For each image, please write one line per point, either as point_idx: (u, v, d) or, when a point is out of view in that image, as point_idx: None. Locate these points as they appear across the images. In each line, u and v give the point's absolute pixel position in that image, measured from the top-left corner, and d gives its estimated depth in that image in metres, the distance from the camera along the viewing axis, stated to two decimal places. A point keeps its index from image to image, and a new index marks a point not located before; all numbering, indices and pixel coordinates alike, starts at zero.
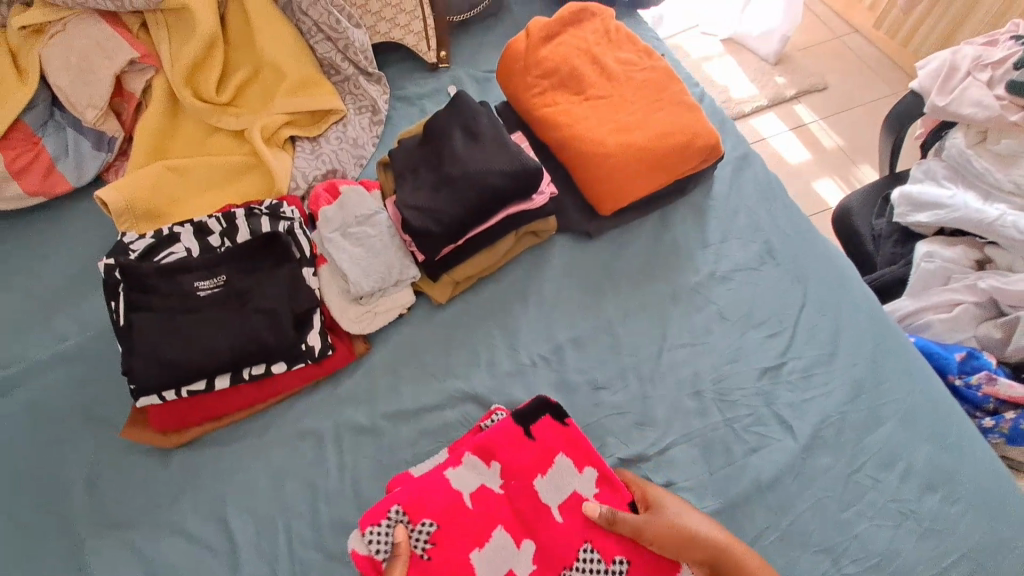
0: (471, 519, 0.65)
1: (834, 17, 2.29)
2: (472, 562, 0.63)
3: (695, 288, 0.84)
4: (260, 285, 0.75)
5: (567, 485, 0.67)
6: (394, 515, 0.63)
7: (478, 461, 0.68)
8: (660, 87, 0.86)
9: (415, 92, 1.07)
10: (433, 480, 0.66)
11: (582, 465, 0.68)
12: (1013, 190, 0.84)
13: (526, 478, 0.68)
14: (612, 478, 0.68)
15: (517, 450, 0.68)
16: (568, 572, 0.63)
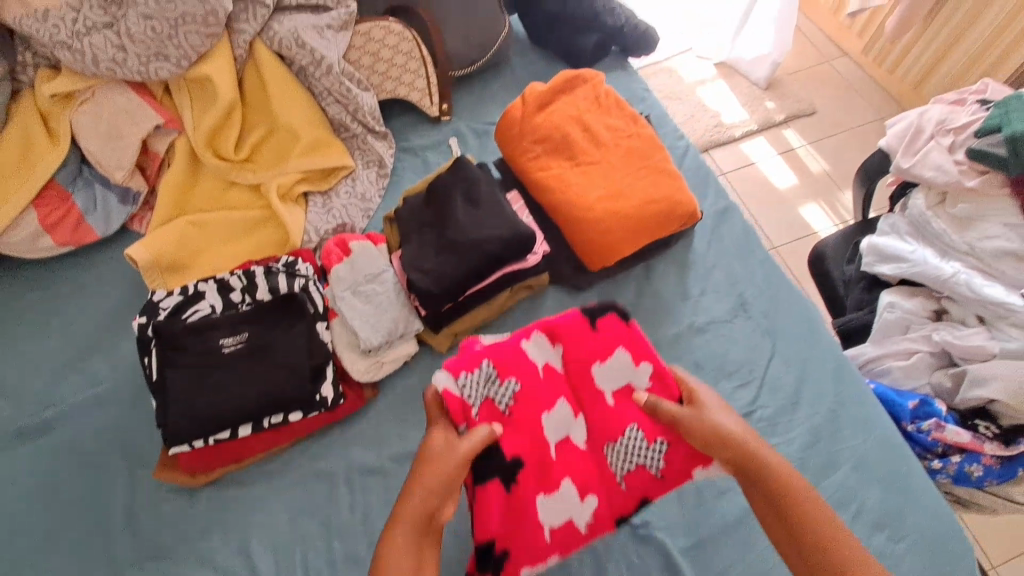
0: (542, 387, 0.76)
1: (824, 40, 2.32)
2: (544, 420, 0.75)
3: (674, 339, 0.92)
4: (278, 341, 0.83)
5: (622, 377, 0.78)
6: (485, 368, 0.74)
7: (545, 340, 0.79)
8: (645, 154, 0.94)
9: (419, 144, 1.15)
10: (513, 346, 0.77)
11: (639, 359, 0.78)
12: (967, 251, 0.92)
13: (586, 363, 0.78)
14: (666, 376, 0.77)
15: (582, 341, 0.79)
16: (614, 442, 0.76)
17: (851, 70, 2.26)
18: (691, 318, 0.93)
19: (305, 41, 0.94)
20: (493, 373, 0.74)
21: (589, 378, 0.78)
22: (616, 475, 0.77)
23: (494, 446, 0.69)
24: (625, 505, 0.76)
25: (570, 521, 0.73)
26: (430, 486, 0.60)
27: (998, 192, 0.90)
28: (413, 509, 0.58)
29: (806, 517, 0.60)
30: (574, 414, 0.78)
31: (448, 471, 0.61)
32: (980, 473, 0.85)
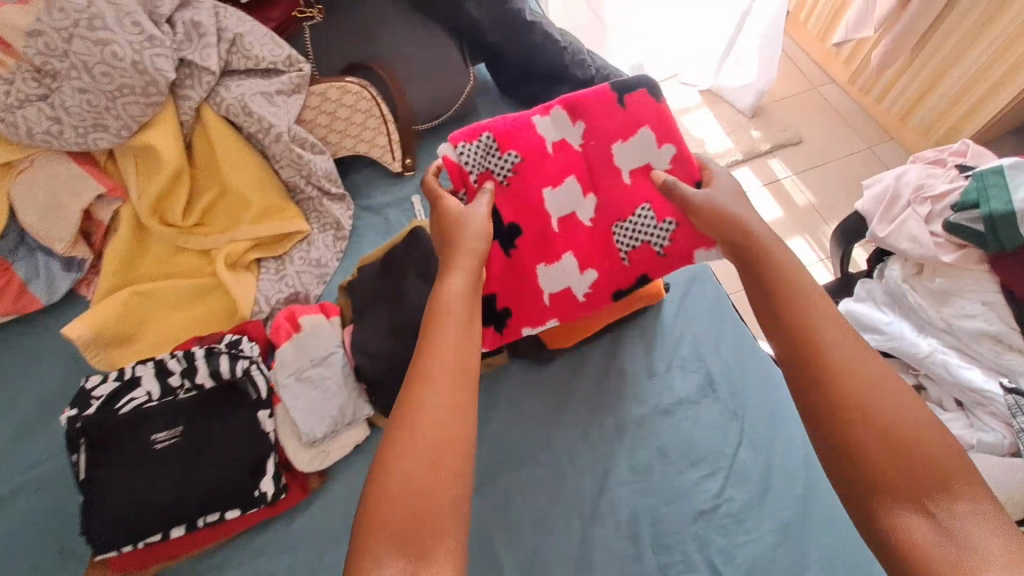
0: (550, 157, 0.82)
1: (811, 65, 2.28)
2: (546, 192, 0.82)
3: (639, 421, 0.88)
4: (217, 435, 0.81)
5: (642, 156, 0.82)
6: (485, 140, 0.79)
7: (564, 116, 0.82)
8: None
9: (381, 202, 1.10)
10: (522, 122, 0.81)
11: (662, 142, 0.82)
12: (944, 328, 0.88)
13: (604, 139, 0.82)
14: (685, 157, 0.81)
15: (605, 111, 0.82)
16: (627, 220, 0.83)
17: (838, 97, 2.21)
18: (658, 399, 0.89)
19: (252, 108, 0.90)
20: (496, 147, 0.79)
21: (613, 133, 0.82)
22: (620, 250, 0.85)
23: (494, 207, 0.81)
24: (624, 279, 0.86)
25: (568, 289, 0.86)
26: (467, 257, 0.68)
27: (974, 268, 0.87)
28: (450, 321, 0.61)
29: (813, 321, 0.60)
30: (584, 195, 0.84)
31: (469, 283, 0.66)
32: None
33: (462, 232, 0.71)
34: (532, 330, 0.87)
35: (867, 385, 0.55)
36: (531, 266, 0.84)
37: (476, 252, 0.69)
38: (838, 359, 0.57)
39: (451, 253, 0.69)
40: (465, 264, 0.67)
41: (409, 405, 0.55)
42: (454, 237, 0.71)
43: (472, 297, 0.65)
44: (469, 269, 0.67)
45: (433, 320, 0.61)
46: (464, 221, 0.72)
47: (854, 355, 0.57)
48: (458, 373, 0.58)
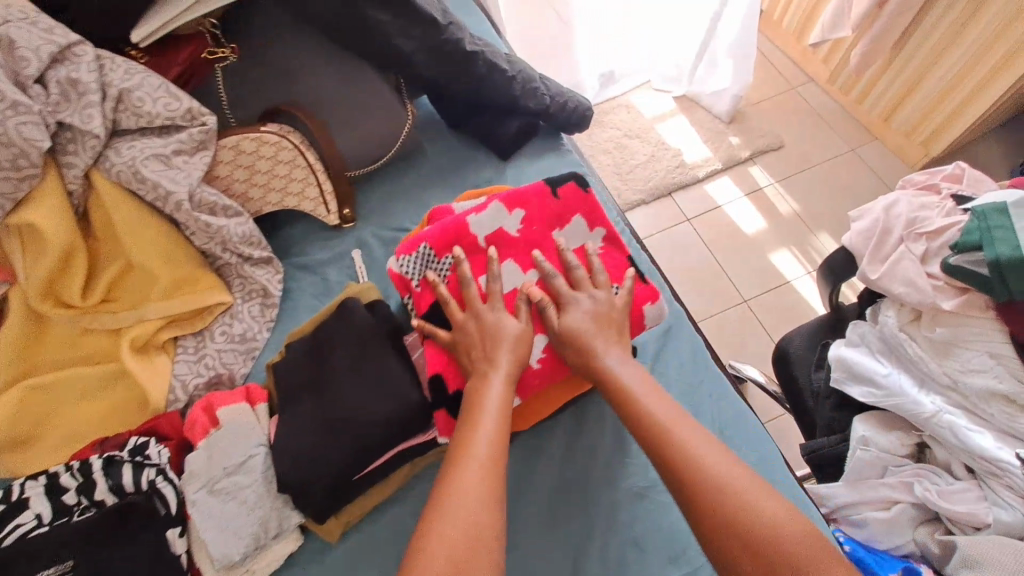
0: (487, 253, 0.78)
1: (789, 65, 2.17)
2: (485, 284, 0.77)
3: (612, 509, 0.77)
4: (114, 565, 0.68)
5: (578, 239, 0.80)
6: (423, 251, 0.76)
7: (504, 208, 0.77)
8: None
9: (317, 259, 0.98)
10: (454, 225, 0.77)
11: (594, 226, 0.81)
12: (949, 384, 0.78)
13: (544, 227, 0.79)
14: (617, 239, 0.81)
15: (543, 205, 0.79)
16: None
17: (818, 97, 2.11)
18: (634, 480, 0.78)
19: (145, 175, 0.78)
20: (432, 254, 0.76)
21: (546, 221, 0.79)
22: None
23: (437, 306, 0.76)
24: None
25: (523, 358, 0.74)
26: (505, 353, 0.69)
27: (981, 315, 0.77)
28: (489, 413, 0.64)
29: (657, 425, 0.62)
30: (526, 271, 0.77)
31: (507, 382, 0.67)
32: None
33: (495, 329, 0.70)
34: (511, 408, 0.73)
35: (717, 481, 0.57)
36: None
37: (519, 346, 0.70)
38: (677, 452, 0.60)
39: (484, 346, 0.70)
40: (504, 368, 0.68)
41: (446, 492, 0.57)
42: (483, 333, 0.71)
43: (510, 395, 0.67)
44: (508, 369, 0.68)
45: (472, 416, 0.64)
46: (502, 319, 0.71)
47: (696, 446, 0.60)
48: (493, 474, 0.59)
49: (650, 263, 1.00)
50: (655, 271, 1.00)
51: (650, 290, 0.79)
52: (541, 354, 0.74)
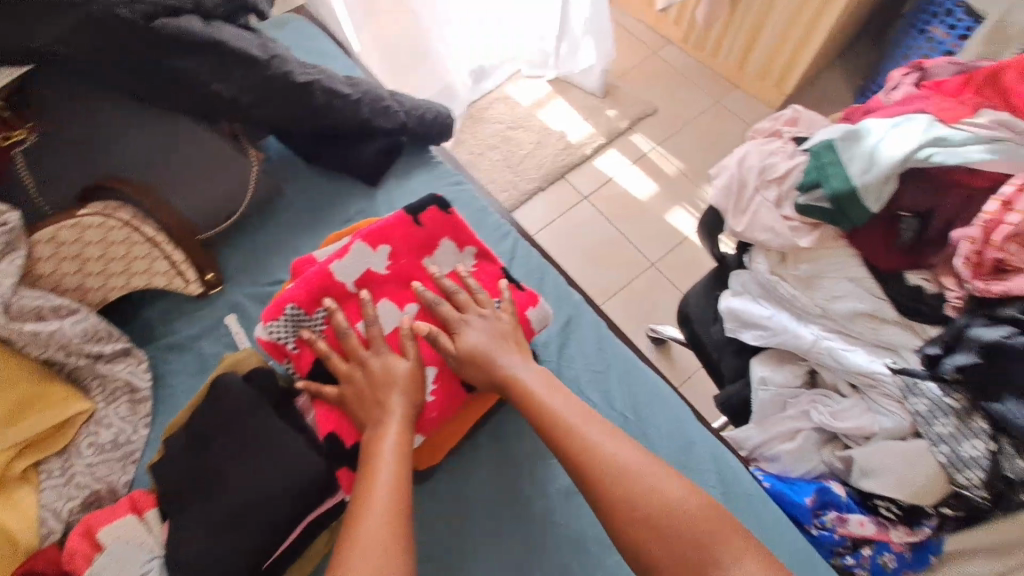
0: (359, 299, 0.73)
1: (646, 31, 2.25)
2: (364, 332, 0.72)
3: (546, 516, 0.76)
4: None
5: (451, 261, 0.78)
6: (291, 313, 0.69)
7: (367, 247, 0.73)
8: None
9: (189, 335, 0.90)
10: (318, 277, 0.71)
11: (463, 245, 0.78)
12: (822, 315, 0.83)
13: (413, 258, 0.76)
14: (488, 252, 0.80)
15: (407, 236, 0.75)
16: None
17: (679, 57, 2.20)
18: (560, 481, 0.78)
19: None
20: (301, 313, 0.70)
21: (415, 251, 0.76)
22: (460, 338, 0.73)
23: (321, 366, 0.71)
24: None
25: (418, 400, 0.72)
26: (393, 392, 0.66)
27: (835, 245, 0.82)
28: (387, 458, 0.61)
29: (561, 431, 0.63)
30: (404, 307, 0.74)
31: (405, 421, 0.65)
32: (895, 563, 0.75)
33: (381, 369, 0.67)
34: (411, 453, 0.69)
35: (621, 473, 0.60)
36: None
37: (410, 383, 0.67)
38: (584, 459, 0.61)
39: (368, 390, 0.66)
40: (396, 407, 0.65)
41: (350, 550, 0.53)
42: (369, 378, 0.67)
43: (405, 434, 0.64)
44: (399, 408, 0.65)
45: (371, 466, 0.60)
46: (389, 359, 0.68)
47: (603, 449, 0.62)
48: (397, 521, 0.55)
49: (540, 257, 0.99)
50: (546, 263, 0.99)
51: (527, 295, 0.79)
52: (433, 384, 0.72)
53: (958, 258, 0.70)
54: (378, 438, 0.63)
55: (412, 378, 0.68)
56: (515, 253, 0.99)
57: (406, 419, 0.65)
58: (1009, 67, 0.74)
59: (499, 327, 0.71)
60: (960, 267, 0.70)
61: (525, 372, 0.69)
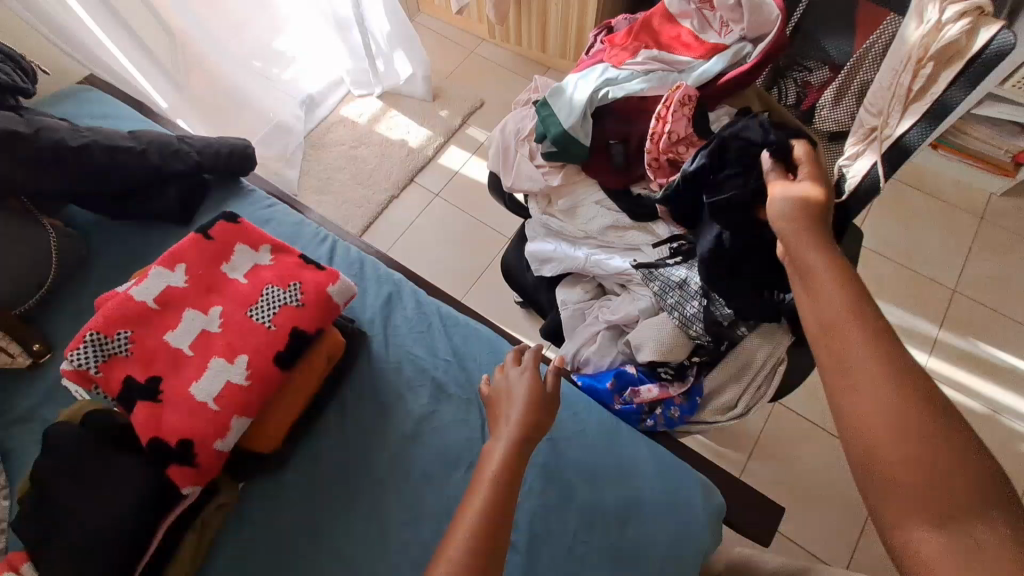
0: (162, 313, 0.80)
1: (460, 34, 2.43)
2: (169, 339, 0.78)
3: (394, 462, 0.88)
4: None
5: (248, 261, 0.86)
6: (90, 338, 0.75)
7: (164, 270, 0.82)
8: (248, 304, 0.81)
9: (27, 407, 0.93)
10: (117, 303, 0.78)
11: (258, 246, 0.87)
12: (585, 235, 1.00)
13: (211, 267, 0.84)
14: (285, 245, 0.88)
15: (199, 250, 0.84)
16: (255, 307, 0.81)
17: (493, 53, 2.38)
18: (400, 429, 0.90)
19: None
20: (101, 337, 0.75)
21: (213, 262, 0.84)
22: (262, 324, 0.79)
23: (129, 380, 0.75)
24: (278, 342, 0.78)
25: (229, 384, 0.75)
26: (508, 415, 0.76)
27: (578, 179, 1.01)
28: (499, 481, 0.67)
29: (847, 341, 0.58)
30: (206, 311, 0.81)
31: (518, 451, 0.71)
32: (679, 414, 0.93)
33: (517, 394, 0.78)
34: (227, 442, 0.74)
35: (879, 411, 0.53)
36: (184, 387, 0.75)
37: (535, 405, 0.76)
38: (852, 389, 0.55)
39: (500, 411, 0.77)
40: (518, 429, 0.73)
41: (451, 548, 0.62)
42: (500, 401, 0.79)
43: (520, 460, 0.70)
44: (534, 436, 0.74)
45: (490, 480, 0.68)
46: (512, 386, 0.80)
47: (877, 390, 0.54)
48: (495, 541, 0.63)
49: (358, 251, 1.11)
50: (365, 255, 1.10)
51: (328, 274, 0.86)
52: (246, 369, 0.76)
53: (646, 164, 0.91)
54: (495, 453, 0.71)
55: (535, 395, 0.77)
56: (335, 253, 1.10)
57: (524, 448, 0.72)
58: (654, 13, 0.95)
59: (803, 209, 0.69)
60: (650, 171, 0.91)
61: (826, 278, 0.62)
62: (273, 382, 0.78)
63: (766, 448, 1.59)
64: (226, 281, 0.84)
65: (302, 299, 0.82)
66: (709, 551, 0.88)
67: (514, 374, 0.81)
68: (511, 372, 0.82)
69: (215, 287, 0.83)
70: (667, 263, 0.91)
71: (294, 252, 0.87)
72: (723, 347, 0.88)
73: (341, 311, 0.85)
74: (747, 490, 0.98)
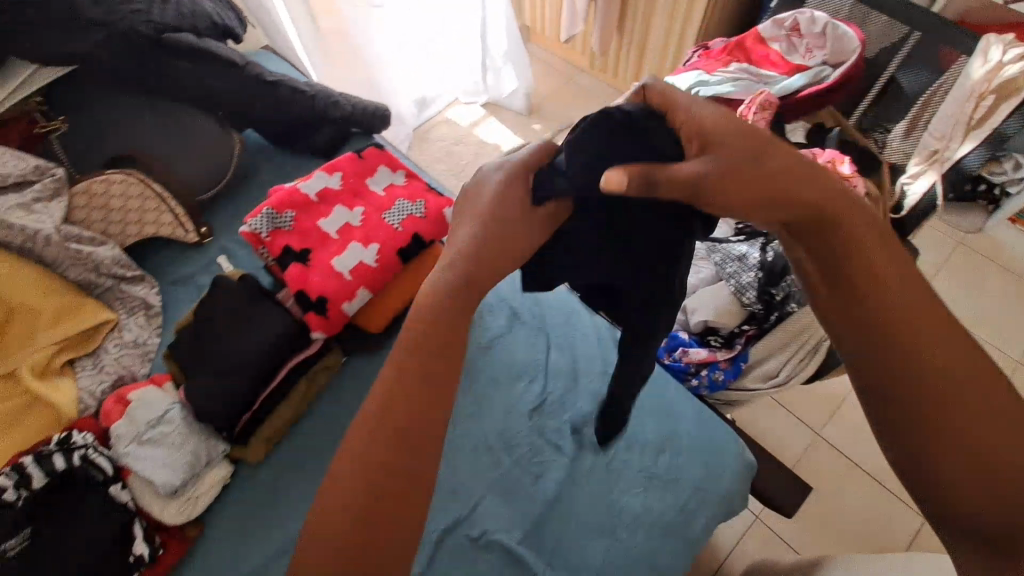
0: (318, 205, 1.01)
1: (562, 63, 2.70)
2: (321, 225, 0.99)
3: (469, 365, 1.03)
4: (70, 527, 0.81)
5: (386, 180, 1.06)
6: (267, 212, 0.97)
7: (324, 174, 1.03)
8: (383, 209, 1.01)
9: (187, 273, 1.16)
10: (289, 191, 1.00)
11: (395, 170, 1.08)
12: None
13: (358, 178, 1.05)
14: (415, 173, 1.08)
15: (352, 164, 1.05)
16: (388, 212, 1.01)
17: (589, 82, 2.63)
18: (478, 341, 1.05)
19: (10, 221, 0.93)
20: (274, 213, 0.97)
21: (361, 175, 1.05)
22: (392, 224, 0.99)
23: (288, 248, 0.96)
24: (403, 240, 0.98)
25: (362, 263, 0.95)
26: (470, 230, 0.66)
27: None
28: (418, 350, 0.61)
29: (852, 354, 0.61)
30: (351, 209, 1.01)
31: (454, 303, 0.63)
32: (723, 376, 1.04)
33: (491, 197, 0.67)
34: (353, 307, 0.93)
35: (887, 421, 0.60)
36: (328, 260, 0.95)
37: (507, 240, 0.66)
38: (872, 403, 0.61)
39: (462, 223, 0.68)
40: (459, 265, 0.64)
41: (358, 436, 0.58)
42: (474, 200, 0.68)
43: (465, 293, 0.64)
44: (486, 274, 0.65)
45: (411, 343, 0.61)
46: (485, 181, 0.69)
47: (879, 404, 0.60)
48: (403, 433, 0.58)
49: None
50: None
51: (446, 199, 1.05)
52: (377, 255, 0.96)
53: None
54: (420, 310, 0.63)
55: (510, 192, 0.68)
56: None
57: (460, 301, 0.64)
58: (747, 35, 1.11)
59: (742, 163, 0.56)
60: None
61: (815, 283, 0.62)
62: (393, 272, 0.97)
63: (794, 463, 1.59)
64: (368, 192, 1.04)
65: (426, 213, 1.01)
66: (734, 501, 0.95)
67: (491, 181, 0.69)
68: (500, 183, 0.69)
69: (359, 194, 1.04)
70: (730, 240, 1.03)
71: (423, 179, 1.06)
72: (772, 319, 0.99)
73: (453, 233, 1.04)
74: (777, 463, 1.06)
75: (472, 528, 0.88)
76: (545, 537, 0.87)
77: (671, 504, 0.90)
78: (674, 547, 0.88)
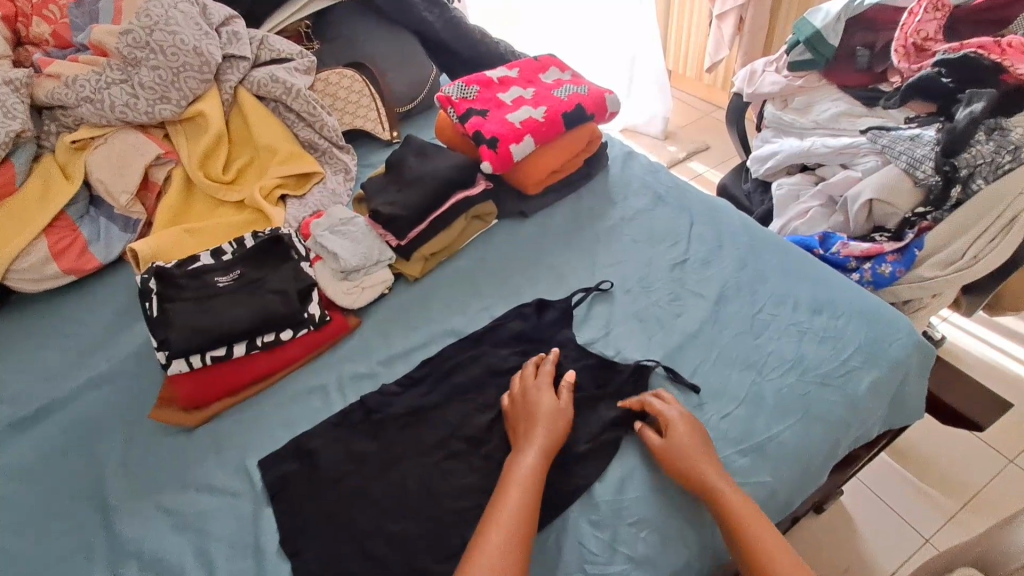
0: (498, 84, 1.18)
1: (700, 102, 2.73)
2: (500, 96, 1.16)
3: (608, 231, 1.08)
4: (268, 275, 0.96)
5: (552, 75, 1.22)
6: (460, 85, 1.16)
7: (504, 68, 1.22)
8: (548, 93, 1.15)
9: (372, 154, 1.35)
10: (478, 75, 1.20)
11: (562, 70, 1.23)
12: (816, 126, 1.13)
13: (531, 71, 1.22)
14: (579, 75, 1.22)
15: (528, 62, 1.24)
16: (555, 92, 1.16)
17: None
18: (614, 215, 1.10)
19: (279, 78, 1.22)
20: (464, 86, 1.17)
21: (535, 70, 1.22)
22: (559, 98, 1.13)
23: (471, 110, 1.14)
24: (567, 106, 1.11)
25: (530, 118, 1.09)
26: (529, 423, 0.76)
27: (819, 85, 1.18)
28: (513, 509, 0.66)
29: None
30: (524, 89, 1.17)
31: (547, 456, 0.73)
32: (891, 268, 0.95)
33: (537, 401, 0.78)
34: (520, 149, 1.06)
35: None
36: (501, 116, 1.10)
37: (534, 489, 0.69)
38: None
39: (528, 424, 0.76)
40: (545, 440, 0.74)
41: None
42: (525, 400, 0.78)
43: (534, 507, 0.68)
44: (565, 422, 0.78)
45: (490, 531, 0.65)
46: (533, 387, 0.80)
47: None
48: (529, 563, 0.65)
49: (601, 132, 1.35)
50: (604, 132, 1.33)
51: (604, 90, 1.18)
52: (542, 114, 1.09)
53: (894, 50, 1.09)
54: (514, 478, 0.70)
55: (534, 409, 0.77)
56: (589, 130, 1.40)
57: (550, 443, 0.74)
58: None
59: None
60: (897, 56, 1.08)
61: None
62: (553, 131, 1.10)
63: (918, 451, 1.34)
64: (532, 81, 1.20)
65: (587, 94, 1.15)
66: (908, 379, 0.84)
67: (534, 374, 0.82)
68: (540, 386, 0.79)
69: (526, 81, 1.20)
70: (900, 128, 1.00)
71: (584, 77, 1.20)
72: (953, 197, 0.94)
73: (611, 118, 1.17)
74: None
75: (607, 348, 0.89)
76: (682, 365, 0.85)
77: (829, 355, 0.83)
78: (834, 397, 0.79)
